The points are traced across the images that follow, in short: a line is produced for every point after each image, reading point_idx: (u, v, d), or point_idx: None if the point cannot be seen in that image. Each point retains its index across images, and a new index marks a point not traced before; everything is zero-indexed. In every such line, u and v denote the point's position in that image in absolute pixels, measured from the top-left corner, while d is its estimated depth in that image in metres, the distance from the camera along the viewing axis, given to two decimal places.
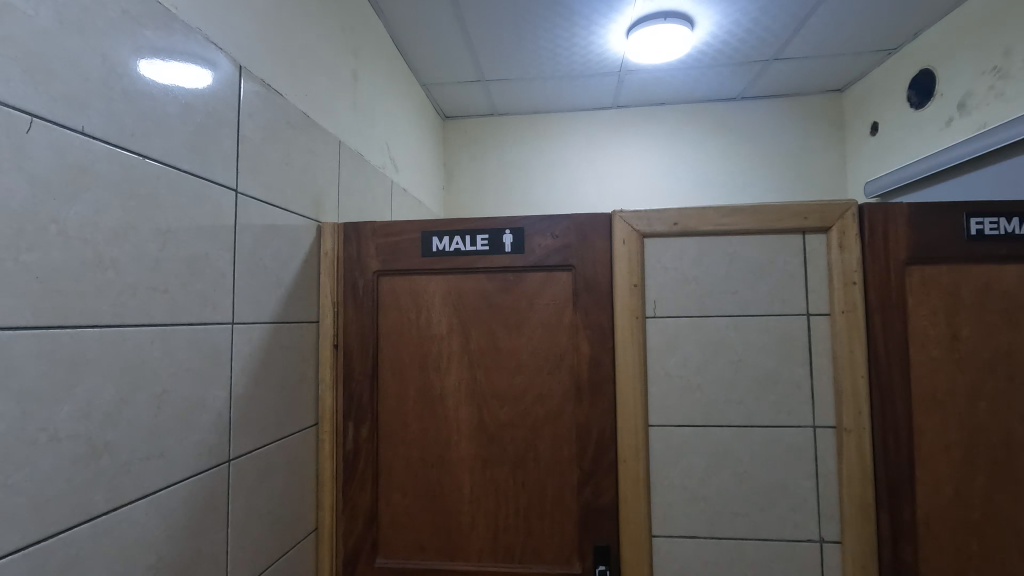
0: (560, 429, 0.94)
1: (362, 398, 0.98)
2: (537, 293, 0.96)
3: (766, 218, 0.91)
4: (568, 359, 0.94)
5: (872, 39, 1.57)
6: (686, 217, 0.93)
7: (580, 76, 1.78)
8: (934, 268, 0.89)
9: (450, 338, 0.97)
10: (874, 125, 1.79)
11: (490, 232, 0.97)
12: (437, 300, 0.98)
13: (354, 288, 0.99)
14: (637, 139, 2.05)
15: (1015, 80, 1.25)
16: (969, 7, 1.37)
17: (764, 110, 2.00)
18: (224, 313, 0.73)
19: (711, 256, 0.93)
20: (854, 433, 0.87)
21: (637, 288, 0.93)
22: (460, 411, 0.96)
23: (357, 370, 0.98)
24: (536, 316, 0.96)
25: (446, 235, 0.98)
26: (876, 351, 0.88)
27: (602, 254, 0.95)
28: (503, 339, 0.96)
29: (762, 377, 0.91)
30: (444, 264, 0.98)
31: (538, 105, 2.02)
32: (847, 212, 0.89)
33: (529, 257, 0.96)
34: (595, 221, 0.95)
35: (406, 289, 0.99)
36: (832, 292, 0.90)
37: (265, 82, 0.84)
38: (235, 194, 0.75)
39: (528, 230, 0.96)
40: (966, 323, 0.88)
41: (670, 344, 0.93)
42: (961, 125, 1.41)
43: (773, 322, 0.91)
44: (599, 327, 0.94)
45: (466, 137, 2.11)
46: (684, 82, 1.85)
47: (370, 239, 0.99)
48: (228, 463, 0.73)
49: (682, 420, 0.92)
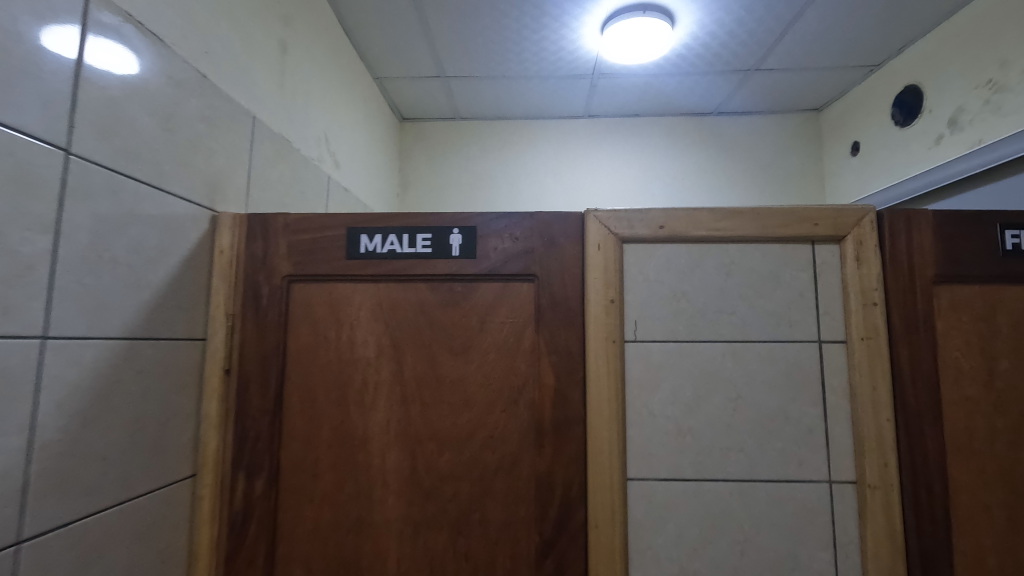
0: (515, 485, 0.74)
1: (258, 441, 0.75)
2: (491, 309, 0.76)
3: (770, 225, 0.75)
4: (527, 393, 0.75)
5: (856, 53, 1.49)
6: (674, 220, 0.76)
7: (551, 78, 1.63)
8: (965, 289, 0.74)
9: (379, 365, 0.76)
10: (855, 145, 1.70)
11: (433, 230, 0.78)
12: (364, 316, 0.77)
13: (256, 297, 0.77)
14: (610, 151, 1.91)
15: (1014, 93, 1.16)
16: (960, 17, 1.29)
17: (740, 128, 1.91)
18: (25, 322, 0.51)
19: (704, 267, 0.76)
20: (880, 490, 0.70)
21: (614, 305, 0.75)
22: (387, 460, 0.75)
23: (255, 405, 0.76)
24: (488, 338, 0.76)
25: (378, 233, 0.78)
26: (903, 390, 0.72)
27: (572, 262, 0.76)
28: (446, 367, 0.76)
29: (766, 419, 0.73)
30: (374, 268, 0.77)
31: (503, 111, 1.86)
32: (864, 219, 0.75)
33: (481, 263, 0.77)
34: (564, 221, 0.77)
35: (323, 301, 0.77)
36: (848, 315, 0.74)
37: (134, 18, 0.63)
38: (64, 155, 0.54)
39: (482, 229, 0.77)
40: (1003, 356, 0.73)
41: (656, 376, 0.74)
42: (953, 143, 1.32)
43: (778, 351, 0.74)
44: (567, 352, 0.75)
45: (425, 144, 1.92)
46: (661, 91, 1.72)
47: (281, 236, 0.78)
48: (17, 544, 0.50)
49: (669, 473, 0.73)
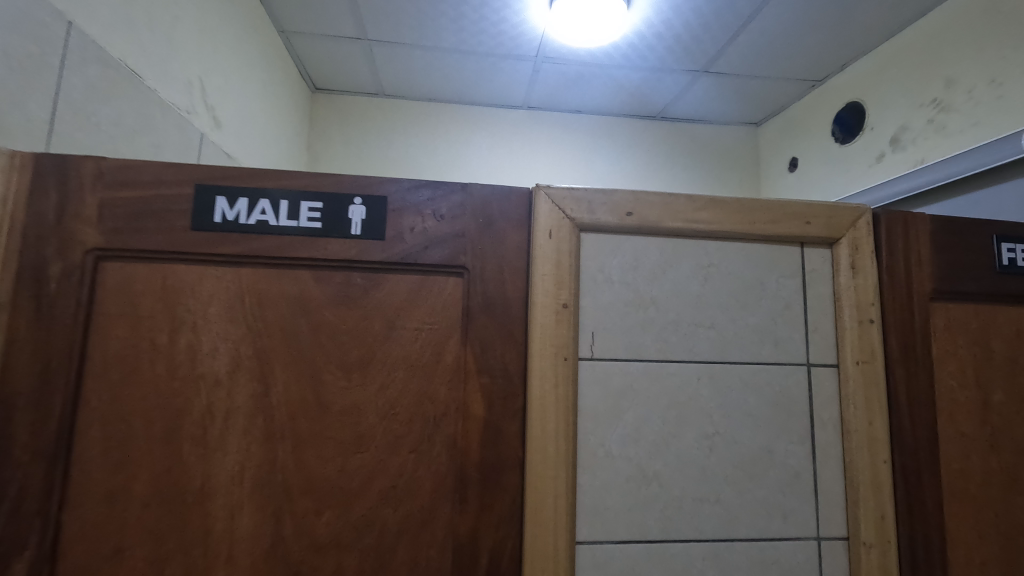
0: (423, 556, 0.53)
1: (23, 500, 0.49)
2: (401, 310, 0.56)
3: (757, 220, 0.61)
4: (446, 427, 0.55)
5: (803, 65, 1.45)
6: (644, 206, 0.60)
7: (489, 56, 1.45)
8: (961, 308, 0.64)
9: (232, 387, 0.53)
10: (792, 161, 1.68)
11: (325, 198, 0.56)
12: (214, 314, 0.53)
13: (38, 278, 0.51)
14: (548, 148, 1.77)
15: (959, 113, 1.14)
16: (905, 34, 1.27)
17: (680, 135, 1.84)
18: None
19: (678, 268, 0.61)
20: (876, 548, 0.58)
21: (567, 312, 0.57)
22: (236, 524, 0.51)
23: (23, 444, 0.49)
24: (395, 350, 0.55)
25: (243, 196, 0.55)
26: (900, 426, 0.60)
27: (515, 253, 0.58)
28: (333, 390, 0.54)
29: (746, 461, 0.58)
30: (234, 246, 0.54)
31: (433, 92, 1.66)
32: (860, 220, 0.63)
33: (391, 247, 0.56)
34: (506, 198, 0.58)
35: (152, 290, 0.53)
36: (841, 334, 0.61)
37: None
38: None
39: (393, 202, 0.57)
40: (997, 386, 0.64)
41: (616, 405, 0.57)
42: (894, 161, 1.30)
43: (762, 376, 0.60)
44: (504, 372, 0.56)
45: (341, 120, 1.67)
46: (607, 85, 1.60)
47: (88, 189, 0.53)
48: None
49: (628, 533, 0.56)
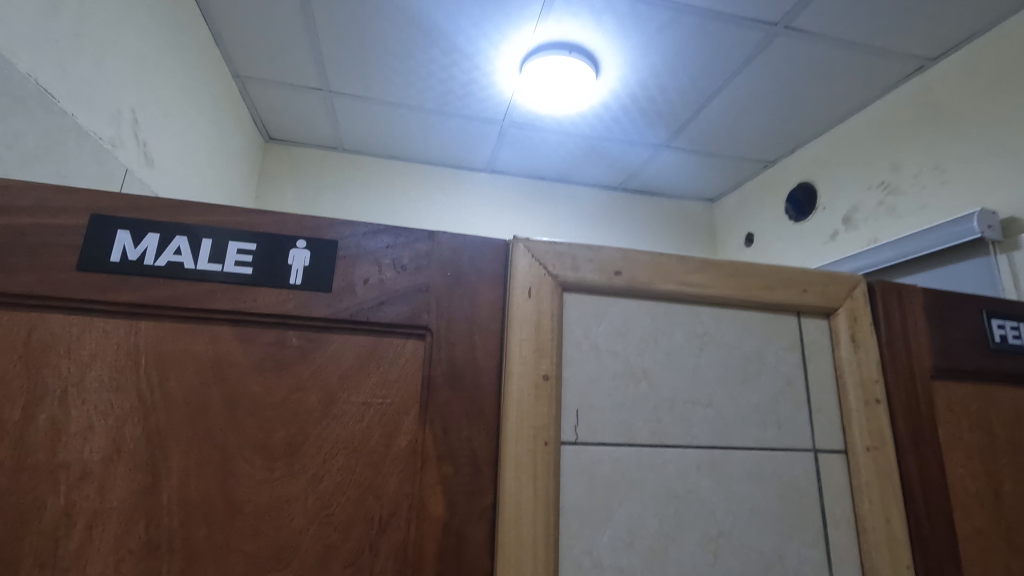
0: None
1: None
2: (347, 381, 0.45)
3: (753, 285, 0.56)
4: (394, 533, 0.43)
5: (757, 145, 1.52)
6: (633, 265, 0.53)
7: (456, 116, 1.43)
8: (961, 389, 0.60)
9: (106, 480, 0.40)
10: (748, 237, 1.73)
11: (259, 239, 0.46)
12: (94, 382, 0.41)
13: None
14: (511, 212, 1.74)
15: (907, 196, 1.19)
16: (851, 123, 1.35)
17: (640, 207, 1.87)
18: None
19: (670, 337, 0.53)
20: None
21: (548, 385, 0.48)
22: None
23: None
24: (333, 432, 0.44)
25: (153, 232, 0.44)
26: (919, 524, 0.53)
27: (488, 314, 0.49)
28: (248, 482, 0.41)
29: (756, 571, 0.49)
30: (134, 292, 0.42)
31: (396, 150, 1.62)
32: (856, 291, 0.58)
33: (338, 302, 0.46)
34: (480, 250, 0.51)
35: (10, 347, 0.40)
36: (848, 415, 0.55)
37: None
38: None
39: (345, 249, 0.47)
40: (1005, 476, 0.59)
41: (605, 501, 0.47)
42: (848, 240, 1.34)
43: (767, 464, 0.52)
44: (470, 460, 0.45)
45: (295, 173, 1.59)
46: (571, 154, 1.61)
47: None
48: None
49: None
